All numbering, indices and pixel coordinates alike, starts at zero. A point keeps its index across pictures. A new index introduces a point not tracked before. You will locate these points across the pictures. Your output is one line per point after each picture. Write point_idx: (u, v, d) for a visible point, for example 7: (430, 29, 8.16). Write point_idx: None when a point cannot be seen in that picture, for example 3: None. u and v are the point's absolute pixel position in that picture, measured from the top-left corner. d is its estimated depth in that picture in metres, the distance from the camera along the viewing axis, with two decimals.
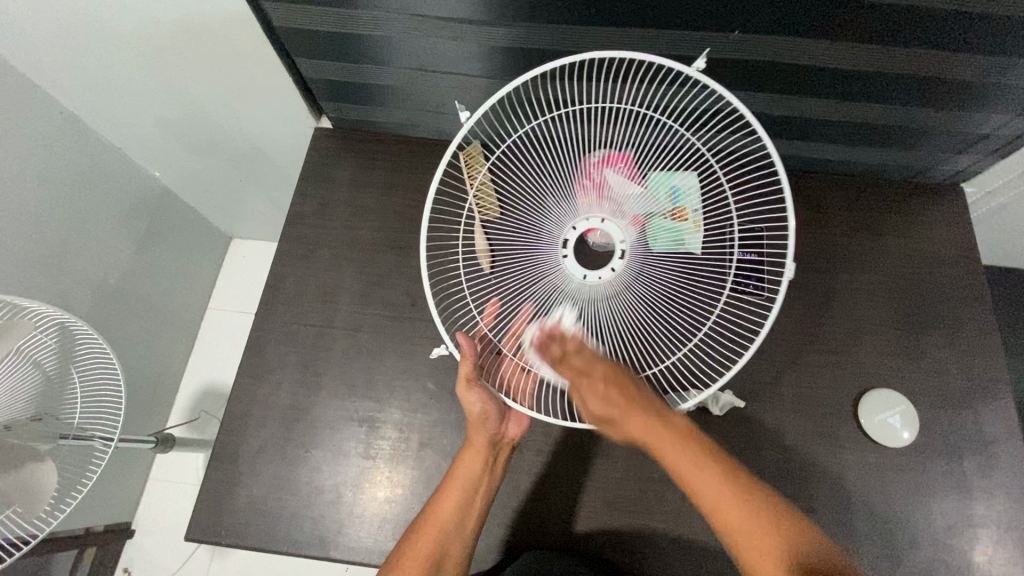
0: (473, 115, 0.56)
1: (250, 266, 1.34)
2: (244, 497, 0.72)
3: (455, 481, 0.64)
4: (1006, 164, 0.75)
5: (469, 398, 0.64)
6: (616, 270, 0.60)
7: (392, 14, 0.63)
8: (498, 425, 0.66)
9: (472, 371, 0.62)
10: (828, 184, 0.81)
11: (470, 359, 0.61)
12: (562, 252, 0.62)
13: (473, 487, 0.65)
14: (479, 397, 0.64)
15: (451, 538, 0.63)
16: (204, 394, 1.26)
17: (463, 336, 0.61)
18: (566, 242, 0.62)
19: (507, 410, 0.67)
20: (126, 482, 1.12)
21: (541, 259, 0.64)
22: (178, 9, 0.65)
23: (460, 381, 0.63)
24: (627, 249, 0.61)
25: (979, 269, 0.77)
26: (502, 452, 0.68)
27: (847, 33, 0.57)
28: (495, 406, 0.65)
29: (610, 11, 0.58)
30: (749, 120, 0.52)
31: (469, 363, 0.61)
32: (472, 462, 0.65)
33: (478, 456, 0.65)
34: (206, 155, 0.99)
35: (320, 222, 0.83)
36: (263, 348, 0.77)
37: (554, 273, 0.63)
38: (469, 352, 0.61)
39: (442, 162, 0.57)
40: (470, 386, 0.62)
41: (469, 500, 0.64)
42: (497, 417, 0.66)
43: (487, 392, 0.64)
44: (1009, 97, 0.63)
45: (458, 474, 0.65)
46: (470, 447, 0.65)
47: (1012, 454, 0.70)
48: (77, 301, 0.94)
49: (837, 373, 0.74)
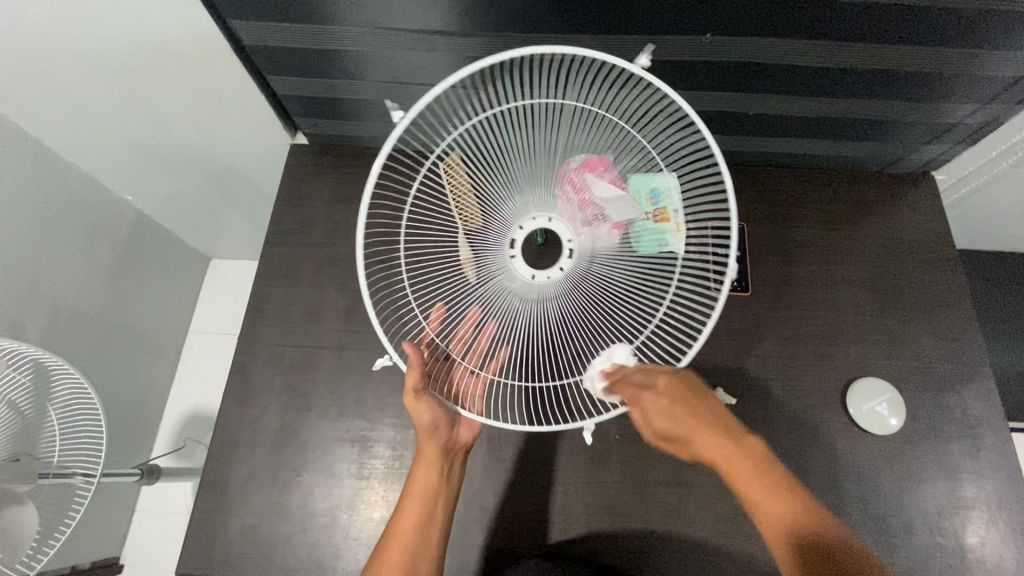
0: (408, 115, 0.53)
1: (231, 286, 1.32)
2: (235, 526, 0.70)
3: (412, 494, 0.62)
4: (975, 150, 0.76)
5: (417, 408, 0.61)
6: (565, 269, 0.63)
7: (363, 28, 0.62)
8: (450, 432, 0.64)
9: (419, 381, 0.59)
10: (800, 177, 0.82)
11: (417, 368, 0.59)
12: (511, 253, 0.64)
13: (433, 498, 0.62)
14: (429, 407, 0.61)
15: (417, 556, 0.58)
16: (189, 420, 1.23)
17: (408, 344, 0.59)
18: (513, 242, 0.64)
19: (456, 419, 0.66)
20: (112, 516, 1.09)
21: (492, 259, 0.64)
22: (143, 33, 0.64)
23: (407, 393, 0.60)
24: (574, 246, 0.64)
25: (954, 255, 0.79)
26: (456, 458, 0.66)
27: (815, 32, 0.58)
28: (444, 414, 0.63)
29: (582, 19, 0.58)
30: (691, 116, 0.52)
31: (416, 371, 0.59)
32: (428, 472, 0.63)
33: (434, 465, 0.63)
34: (179, 176, 0.97)
35: (300, 240, 0.81)
36: (248, 372, 0.76)
37: (502, 272, 0.64)
38: (416, 360, 0.59)
39: (375, 171, 0.54)
40: (418, 398, 0.59)
41: (430, 513, 0.61)
42: (448, 424, 0.64)
43: (435, 402, 0.61)
44: (976, 87, 0.64)
45: (414, 487, 0.62)
46: (423, 459, 0.64)
47: (997, 434, 0.72)
48: (51, 334, 0.91)
49: (823, 364, 0.75)
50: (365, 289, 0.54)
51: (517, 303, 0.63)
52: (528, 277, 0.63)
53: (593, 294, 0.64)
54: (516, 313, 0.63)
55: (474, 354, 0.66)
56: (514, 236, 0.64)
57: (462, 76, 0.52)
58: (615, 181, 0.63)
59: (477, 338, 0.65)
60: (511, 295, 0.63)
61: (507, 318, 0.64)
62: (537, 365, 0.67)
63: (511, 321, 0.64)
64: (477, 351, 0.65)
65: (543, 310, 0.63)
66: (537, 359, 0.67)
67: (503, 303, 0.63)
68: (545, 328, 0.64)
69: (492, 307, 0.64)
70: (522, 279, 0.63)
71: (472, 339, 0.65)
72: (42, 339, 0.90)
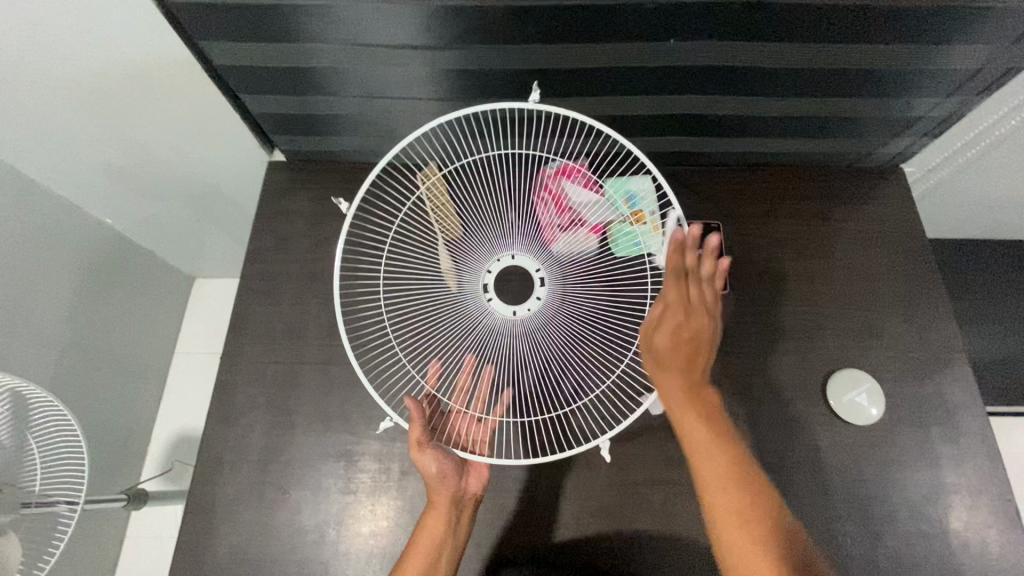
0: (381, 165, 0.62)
1: (215, 305, 1.31)
2: (223, 547, 0.70)
3: (418, 545, 0.62)
4: (941, 142, 0.78)
5: (422, 462, 0.61)
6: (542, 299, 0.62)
7: (333, 44, 0.63)
8: (460, 483, 0.64)
9: (422, 433, 0.60)
10: (771, 176, 0.84)
11: (419, 421, 0.60)
12: (486, 297, 0.63)
13: (437, 551, 0.62)
14: (434, 458, 0.61)
15: None
16: (176, 442, 1.21)
17: (411, 401, 0.61)
18: (487, 285, 0.63)
19: (463, 468, 0.65)
20: (100, 543, 1.07)
21: (472, 305, 0.64)
22: (114, 57, 0.64)
23: (411, 446, 0.62)
24: (544, 276, 0.63)
25: (924, 244, 0.80)
26: (466, 509, 0.65)
27: (775, 34, 0.59)
28: (452, 465, 0.63)
29: (547, 30, 0.59)
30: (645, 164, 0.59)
31: (418, 426, 0.60)
32: (434, 524, 0.63)
33: (441, 518, 0.63)
34: (157, 197, 0.96)
35: (280, 256, 0.81)
36: (232, 392, 0.75)
37: (482, 316, 0.63)
38: (417, 417, 0.60)
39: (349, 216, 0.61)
40: (422, 450, 0.60)
41: (434, 565, 0.61)
42: (456, 474, 0.63)
43: (440, 451, 0.62)
44: (935, 82, 0.66)
45: (421, 538, 0.62)
46: (433, 509, 0.63)
47: (974, 420, 0.73)
48: (35, 364, 0.90)
49: (803, 358, 0.76)
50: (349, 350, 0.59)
51: (502, 343, 0.64)
52: (509, 314, 0.62)
53: (578, 321, 0.65)
54: (505, 353, 0.64)
55: (477, 401, 0.66)
56: (485, 280, 0.63)
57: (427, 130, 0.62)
58: (590, 184, 0.66)
59: (476, 385, 0.66)
60: (501, 334, 0.63)
61: (498, 358, 0.65)
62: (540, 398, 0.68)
63: (502, 362, 0.65)
64: (479, 398, 0.65)
65: (530, 345, 0.63)
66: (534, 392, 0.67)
67: (493, 343, 0.64)
68: (537, 361, 0.65)
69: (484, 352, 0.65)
70: (503, 319, 0.62)
71: (473, 387, 0.66)
72: (22, 368, 0.88)
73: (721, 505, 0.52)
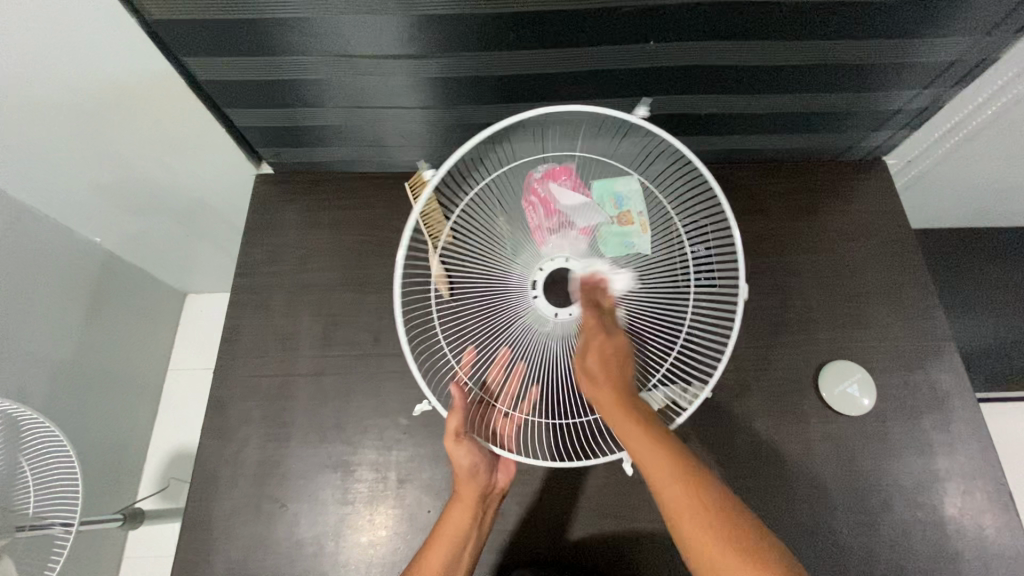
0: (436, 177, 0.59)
1: (208, 320, 1.30)
2: (221, 562, 0.69)
3: (442, 538, 0.61)
4: (919, 134, 0.79)
5: (457, 453, 0.62)
6: None
7: (317, 57, 0.63)
8: (488, 477, 0.65)
9: (460, 424, 0.62)
10: (758, 172, 0.85)
11: (460, 411, 0.62)
12: (533, 294, 0.65)
13: (461, 545, 0.62)
14: (469, 451, 0.62)
15: None
16: (172, 459, 1.20)
17: (456, 388, 0.62)
18: (535, 283, 0.65)
19: (493, 463, 0.66)
20: (98, 565, 1.06)
21: (515, 301, 0.66)
22: (97, 75, 0.64)
23: (448, 437, 0.62)
24: (590, 285, 0.64)
25: (909, 235, 0.81)
26: (490, 505, 0.66)
27: (751, 34, 0.60)
28: (484, 458, 0.64)
29: (528, 37, 0.60)
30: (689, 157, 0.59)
31: (457, 415, 0.62)
32: (461, 519, 0.62)
33: (468, 511, 0.63)
34: (146, 214, 0.96)
35: (271, 269, 0.81)
36: (226, 406, 0.75)
37: (525, 314, 0.66)
38: (459, 404, 0.62)
39: (405, 232, 0.59)
40: (458, 442, 0.62)
41: (456, 559, 0.61)
42: (487, 469, 0.65)
43: (476, 446, 0.63)
44: (910, 74, 0.67)
45: (445, 531, 0.62)
46: (458, 502, 0.63)
47: (965, 406, 0.74)
48: (26, 385, 0.90)
49: (795, 351, 0.77)
50: (404, 335, 0.59)
51: (542, 342, 0.66)
52: (550, 315, 0.64)
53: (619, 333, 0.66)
54: (541, 353, 0.66)
55: (506, 394, 0.68)
56: (535, 278, 0.65)
57: (474, 142, 0.58)
58: (577, 188, 0.67)
59: (507, 380, 0.68)
60: (540, 332, 0.65)
61: (532, 356, 0.67)
62: (568, 401, 0.69)
63: (538, 362, 0.67)
64: (509, 391, 0.68)
65: (566, 351, 0.65)
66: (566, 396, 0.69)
67: (530, 340, 0.66)
68: (572, 368, 0.66)
69: (520, 350, 0.67)
70: (543, 319, 0.64)
71: (505, 381, 0.68)
72: (12, 389, 0.87)
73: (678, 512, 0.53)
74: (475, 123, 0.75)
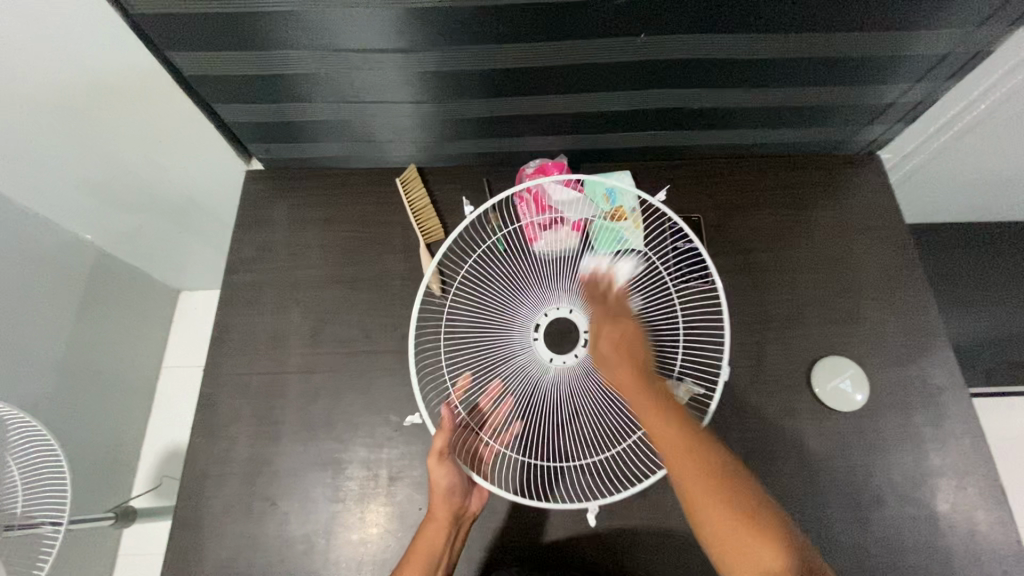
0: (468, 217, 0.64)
1: (201, 317, 1.29)
2: (211, 560, 0.69)
3: (418, 553, 0.62)
4: (914, 127, 0.79)
5: (439, 470, 0.63)
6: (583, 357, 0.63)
7: (304, 51, 0.62)
8: (463, 500, 0.65)
9: (445, 444, 0.62)
10: (753, 169, 0.84)
11: (447, 432, 0.62)
12: (534, 335, 0.65)
13: (436, 561, 0.63)
14: (451, 471, 0.63)
15: None
16: (164, 457, 1.20)
17: (444, 409, 0.63)
18: (538, 325, 0.65)
19: (470, 486, 0.66)
20: (92, 562, 1.06)
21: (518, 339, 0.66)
22: (81, 70, 0.63)
23: (432, 453, 0.63)
24: None
25: (903, 230, 0.81)
26: (465, 525, 0.66)
27: (741, 26, 0.60)
28: (462, 480, 0.64)
29: (515, 29, 0.59)
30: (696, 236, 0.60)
31: (444, 436, 0.62)
32: (436, 536, 0.63)
33: (444, 529, 0.63)
34: (135, 210, 0.95)
35: (261, 265, 0.81)
36: (216, 404, 0.75)
37: (525, 354, 0.65)
38: (445, 424, 0.62)
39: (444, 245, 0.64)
40: (441, 460, 0.62)
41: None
42: (464, 490, 0.65)
43: (457, 466, 0.64)
44: (903, 67, 0.66)
45: (420, 547, 0.63)
46: (433, 519, 0.64)
47: (958, 401, 0.74)
48: (17, 383, 0.89)
49: (789, 347, 0.76)
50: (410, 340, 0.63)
51: (541, 386, 0.65)
52: (547, 360, 0.63)
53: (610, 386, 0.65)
54: (536, 395, 0.65)
55: (491, 423, 0.67)
56: (539, 321, 0.65)
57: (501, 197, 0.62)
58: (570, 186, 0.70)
59: (496, 411, 0.67)
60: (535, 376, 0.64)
61: (527, 396, 0.66)
62: (548, 444, 0.68)
63: (532, 403, 0.66)
64: (495, 421, 0.67)
65: (561, 395, 0.65)
66: (551, 442, 0.68)
67: (522, 380, 0.65)
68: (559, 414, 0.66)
69: (514, 384, 0.66)
70: (540, 362, 0.64)
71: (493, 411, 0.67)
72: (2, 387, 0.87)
73: (691, 476, 0.53)
74: (465, 118, 0.74)
